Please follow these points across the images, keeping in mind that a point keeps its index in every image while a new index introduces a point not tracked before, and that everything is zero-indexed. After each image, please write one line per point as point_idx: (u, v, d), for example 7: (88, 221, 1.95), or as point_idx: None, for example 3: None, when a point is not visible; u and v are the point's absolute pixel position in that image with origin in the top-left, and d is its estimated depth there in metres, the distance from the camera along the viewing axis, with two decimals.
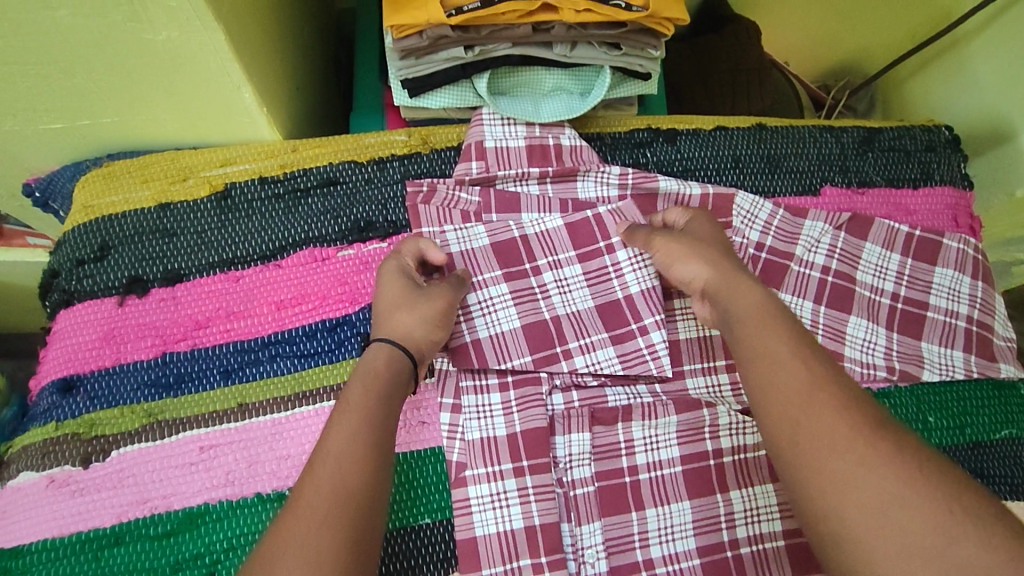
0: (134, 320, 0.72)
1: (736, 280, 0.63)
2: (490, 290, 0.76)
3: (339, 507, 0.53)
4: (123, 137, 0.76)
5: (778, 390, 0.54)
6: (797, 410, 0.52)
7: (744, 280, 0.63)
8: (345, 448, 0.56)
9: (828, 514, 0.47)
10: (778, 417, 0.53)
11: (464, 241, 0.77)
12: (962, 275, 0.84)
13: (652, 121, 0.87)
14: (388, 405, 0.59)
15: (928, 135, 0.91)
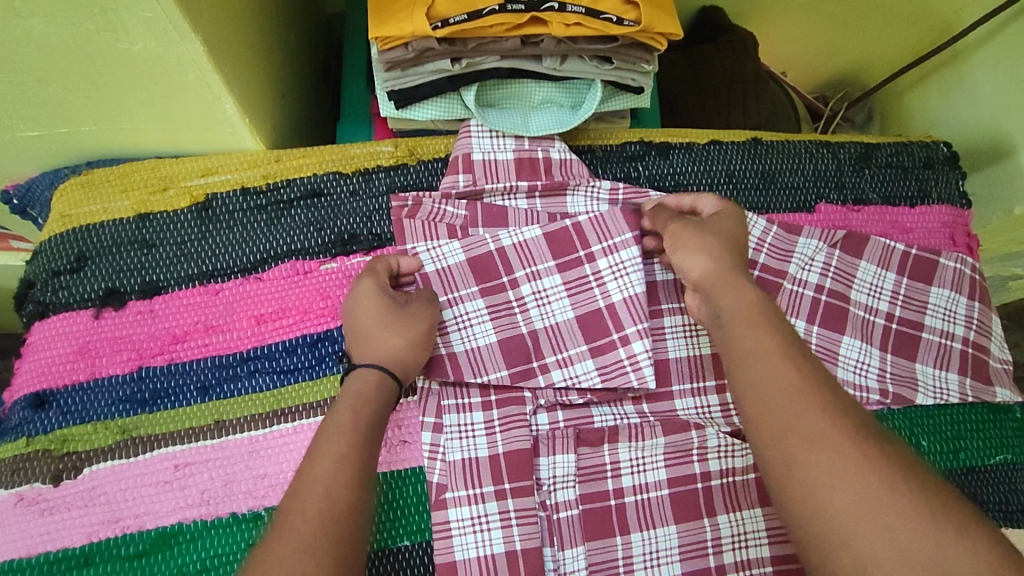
0: (109, 333, 0.71)
1: (732, 282, 0.61)
2: (463, 305, 0.74)
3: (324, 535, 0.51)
4: (103, 145, 0.74)
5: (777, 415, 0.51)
6: (790, 428, 0.50)
7: (739, 279, 0.61)
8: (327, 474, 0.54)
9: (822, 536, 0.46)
10: (778, 441, 0.50)
11: (437, 260, 0.75)
12: (959, 296, 0.82)
13: (645, 134, 0.85)
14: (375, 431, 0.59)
15: (925, 152, 0.89)
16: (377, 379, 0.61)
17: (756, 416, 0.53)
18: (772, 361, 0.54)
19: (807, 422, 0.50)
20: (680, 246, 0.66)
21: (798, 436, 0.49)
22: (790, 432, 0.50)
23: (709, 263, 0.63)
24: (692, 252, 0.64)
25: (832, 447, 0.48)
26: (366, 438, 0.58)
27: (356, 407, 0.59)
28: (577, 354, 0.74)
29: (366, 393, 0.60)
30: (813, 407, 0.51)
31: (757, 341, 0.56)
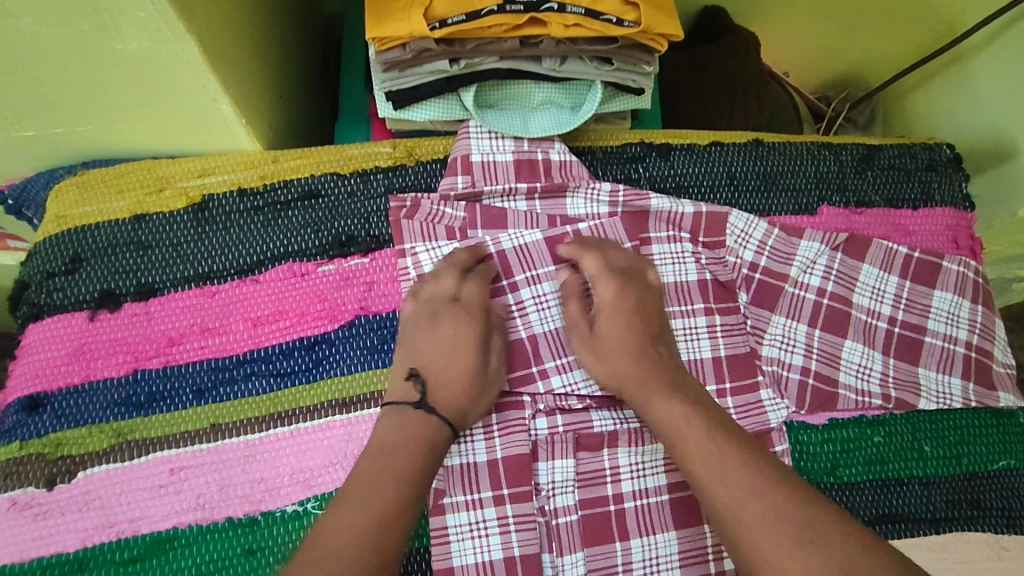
0: (104, 335, 0.70)
1: (657, 388, 0.66)
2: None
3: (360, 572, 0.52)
4: (98, 146, 0.73)
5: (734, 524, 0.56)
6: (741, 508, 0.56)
7: (654, 382, 0.66)
8: (369, 514, 0.56)
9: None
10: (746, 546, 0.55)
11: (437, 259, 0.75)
12: (962, 299, 0.81)
13: (645, 135, 0.84)
14: (415, 444, 0.61)
15: (928, 154, 0.88)
16: (431, 420, 0.63)
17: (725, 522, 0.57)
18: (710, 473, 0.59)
19: (758, 517, 0.55)
20: (604, 349, 0.69)
21: (757, 544, 0.55)
22: (753, 541, 0.55)
23: (636, 374, 0.67)
24: (620, 352, 0.68)
25: (789, 543, 0.53)
26: (417, 477, 0.59)
27: (411, 445, 0.61)
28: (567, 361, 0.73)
29: (421, 433, 0.62)
30: (761, 508, 0.56)
31: (688, 447, 0.61)
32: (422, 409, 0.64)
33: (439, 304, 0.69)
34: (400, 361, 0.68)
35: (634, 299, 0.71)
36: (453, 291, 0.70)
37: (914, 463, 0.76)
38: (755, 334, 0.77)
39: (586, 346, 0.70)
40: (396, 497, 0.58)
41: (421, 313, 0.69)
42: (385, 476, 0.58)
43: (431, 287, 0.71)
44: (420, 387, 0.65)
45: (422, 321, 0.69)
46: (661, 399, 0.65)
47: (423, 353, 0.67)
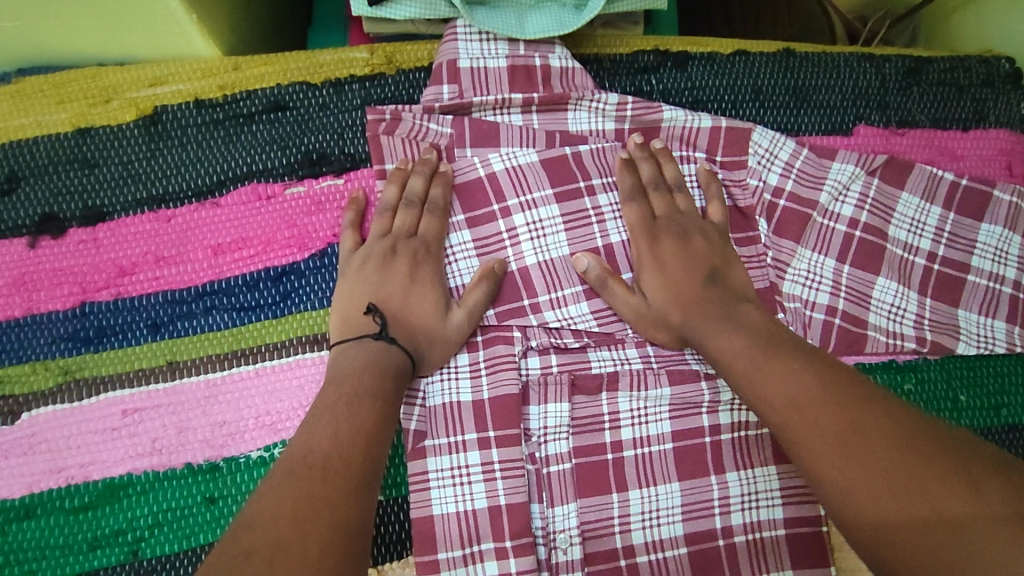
0: (49, 264, 0.63)
1: (708, 317, 0.61)
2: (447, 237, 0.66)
3: (331, 486, 0.48)
4: (31, 50, 0.64)
5: (796, 450, 0.52)
6: (790, 425, 0.52)
7: (702, 303, 0.62)
8: (342, 430, 0.52)
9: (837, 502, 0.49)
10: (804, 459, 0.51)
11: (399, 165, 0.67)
12: (1013, 233, 0.72)
13: (660, 43, 0.74)
14: (376, 375, 0.56)
15: (986, 68, 0.77)
16: (391, 349, 0.58)
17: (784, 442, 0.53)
18: (782, 407, 0.53)
19: (812, 431, 0.51)
20: (648, 280, 0.64)
21: (818, 459, 0.50)
22: (812, 453, 0.50)
23: (680, 304, 0.62)
24: (671, 304, 0.63)
25: (847, 457, 0.49)
26: (390, 400, 0.55)
27: (371, 370, 0.56)
28: (626, 279, 0.67)
29: (382, 360, 0.57)
30: (807, 415, 0.52)
31: (743, 378, 0.56)
32: (382, 339, 0.58)
33: (396, 237, 0.64)
34: (352, 295, 0.61)
35: (680, 240, 0.65)
36: (412, 221, 0.64)
37: (947, 414, 0.68)
38: (777, 267, 0.69)
39: (634, 312, 0.63)
40: (366, 418, 0.53)
41: (375, 243, 0.63)
42: (354, 394, 0.54)
43: (387, 215, 0.64)
44: (379, 321, 0.59)
45: (377, 251, 0.63)
46: (712, 328, 0.60)
47: (379, 284, 0.61)
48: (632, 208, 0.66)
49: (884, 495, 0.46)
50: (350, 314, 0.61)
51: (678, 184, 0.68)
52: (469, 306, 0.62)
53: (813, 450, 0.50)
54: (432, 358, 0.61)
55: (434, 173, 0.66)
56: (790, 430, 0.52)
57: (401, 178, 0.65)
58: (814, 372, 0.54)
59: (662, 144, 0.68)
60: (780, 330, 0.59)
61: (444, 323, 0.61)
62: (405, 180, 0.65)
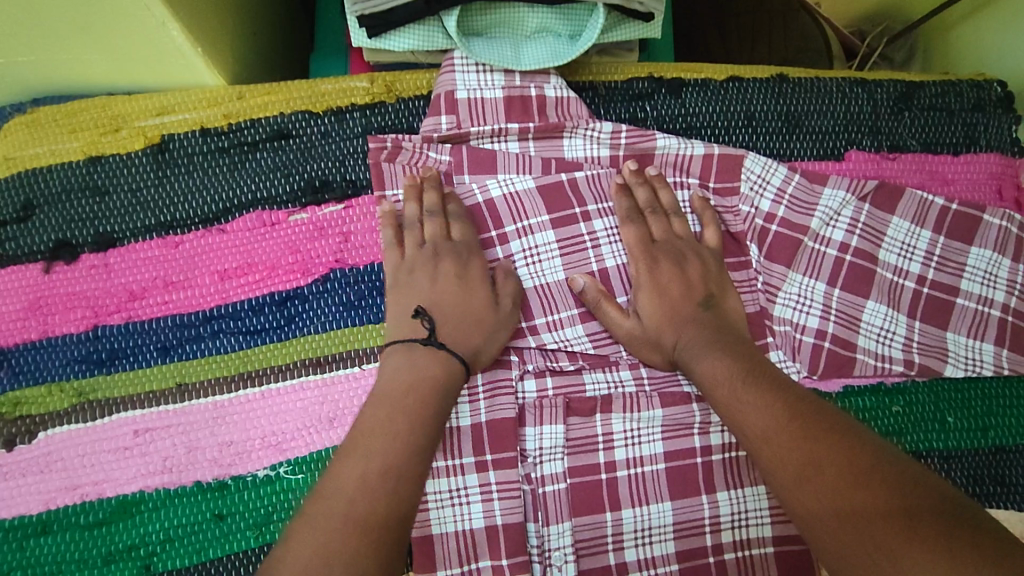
0: (62, 288, 0.66)
1: (696, 344, 0.63)
2: None
3: (354, 529, 0.48)
4: (44, 81, 0.67)
5: (770, 477, 0.54)
6: (763, 452, 0.55)
7: (691, 330, 0.64)
8: (373, 464, 0.52)
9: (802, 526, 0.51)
10: (776, 486, 0.53)
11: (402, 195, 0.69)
12: (1002, 257, 0.73)
13: (655, 69, 0.76)
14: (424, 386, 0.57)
15: (976, 92, 0.78)
16: (442, 355, 0.59)
17: (761, 468, 0.55)
18: (756, 432, 0.56)
19: (782, 459, 0.53)
20: (644, 302, 0.66)
21: (786, 488, 0.52)
22: (781, 481, 0.53)
23: (672, 329, 0.64)
24: (664, 328, 0.65)
25: (811, 487, 0.51)
26: (431, 419, 0.56)
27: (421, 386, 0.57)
28: (621, 302, 0.68)
29: (430, 366, 0.59)
30: (780, 444, 0.54)
31: (724, 405, 0.59)
32: (431, 345, 0.60)
33: (434, 246, 0.65)
34: (401, 301, 0.63)
35: (677, 265, 0.66)
36: (443, 229, 0.66)
37: (935, 436, 0.70)
38: (767, 292, 0.70)
39: (628, 334, 0.65)
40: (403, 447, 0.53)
41: (415, 254, 0.65)
42: (391, 420, 0.55)
43: (416, 229, 0.66)
44: (427, 325, 0.61)
45: (421, 259, 0.64)
46: (698, 355, 0.62)
47: (428, 292, 0.63)
48: (629, 230, 0.68)
49: (836, 523, 0.48)
50: (400, 316, 0.63)
51: (674, 209, 0.70)
52: (510, 295, 0.65)
53: (782, 478, 0.53)
54: (486, 353, 0.63)
55: (442, 187, 0.68)
56: (764, 455, 0.54)
57: (415, 192, 0.67)
58: (791, 402, 0.56)
59: (656, 172, 0.70)
60: (766, 363, 0.61)
61: (495, 313, 0.64)
62: (420, 194, 0.67)
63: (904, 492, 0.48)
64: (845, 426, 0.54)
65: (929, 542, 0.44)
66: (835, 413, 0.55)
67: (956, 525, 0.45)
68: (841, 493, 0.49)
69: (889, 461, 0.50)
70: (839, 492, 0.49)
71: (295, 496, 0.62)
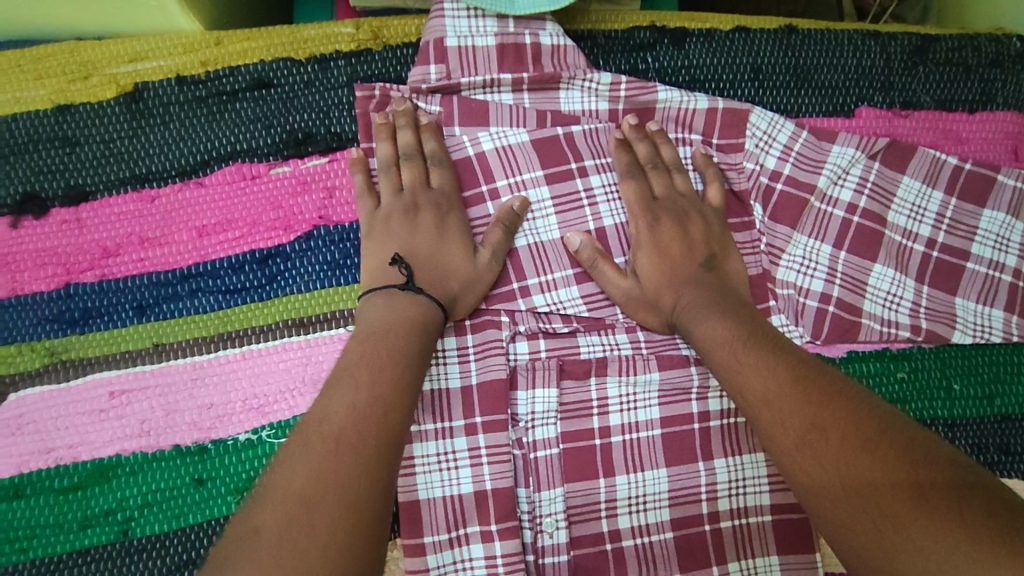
0: (31, 244, 0.63)
1: (696, 306, 0.60)
2: None
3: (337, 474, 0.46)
4: (9, 22, 0.63)
5: (769, 441, 0.52)
6: (763, 417, 0.52)
7: (690, 291, 0.61)
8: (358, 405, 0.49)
9: (802, 491, 0.49)
10: (775, 450, 0.51)
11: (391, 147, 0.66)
12: (1015, 220, 0.70)
13: (657, 18, 0.72)
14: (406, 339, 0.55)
15: (995, 47, 0.74)
16: (420, 300, 0.57)
17: (759, 433, 0.53)
18: (756, 395, 0.53)
19: (783, 422, 0.51)
20: (643, 261, 0.63)
21: (786, 452, 0.50)
22: (782, 445, 0.50)
23: (671, 290, 0.62)
24: (662, 289, 0.62)
25: (812, 451, 0.49)
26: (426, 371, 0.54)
27: (399, 328, 0.55)
28: (619, 263, 0.65)
29: (410, 315, 0.56)
30: (781, 407, 0.51)
31: (723, 368, 0.56)
32: (409, 291, 0.58)
33: (413, 191, 0.62)
34: (377, 248, 0.61)
35: (679, 223, 0.64)
36: (421, 175, 0.63)
37: (939, 403, 0.68)
38: (771, 253, 0.67)
39: (624, 294, 0.63)
40: (386, 387, 0.51)
41: (392, 200, 0.62)
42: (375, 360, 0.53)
43: (392, 173, 0.63)
44: (405, 271, 0.58)
45: (398, 206, 0.62)
46: (698, 317, 0.59)
47: (407, 238, 0.60)
48: (629, 185, 0.65)
49: (841, 487, 0.46)
50: (377, 265, 0.60)
51: (677, 165, 0.66)
52: (492, 245, 0.62)
53: (782, 441, 0.50)
54: (464, 303, 0.61)
55: (419, 123, 0.64)
56: (764, 419, 0.52)
57: (388, 133, 0.64)
58: (794, 365, 0.54)
59: (658, 127, 0.67)
60: (769, 327, 0.59)
61: (474, 265, 0.61)
62: (395, 134, 0.64)
63: (912, 455, 0.46)
64: (853, 393, 0.51)
65: (940, 507, 0.42)
66: (843, 379, 0.53)
67: (971, 496, 0.42)
68: (845, 457, 0.47)
69: (897, 424, 0.48)
70: (843, 456, 0.47)
71: None
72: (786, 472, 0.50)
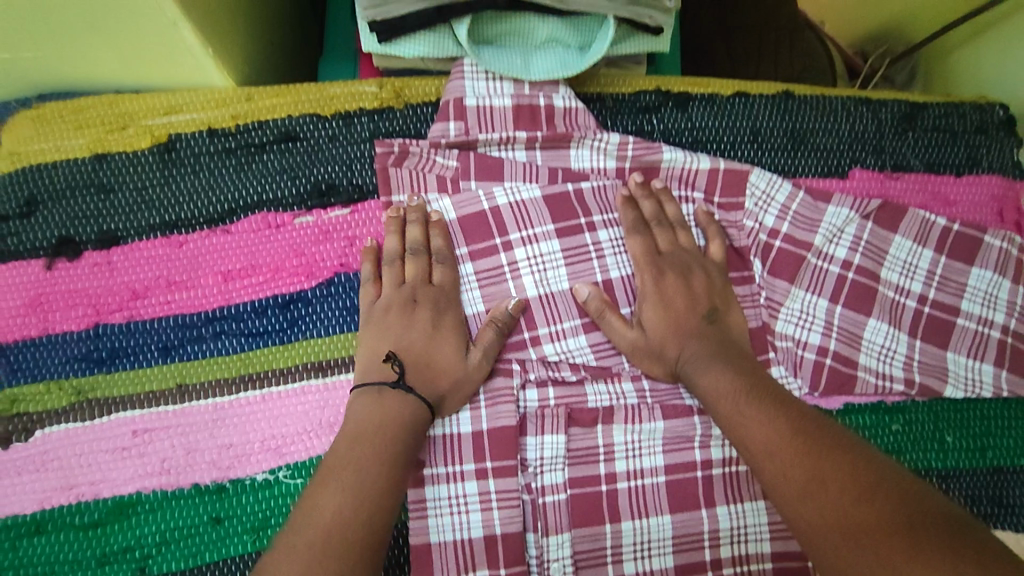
0: (64, 285, 0.65)
1: (700, 358, 0.63)
2: None
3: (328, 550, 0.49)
4: (54, 77, 0.67)
5: (774, 492, 0.54)
6: (766, 468, 0.55)
7: (695, 344, 0.64)
8: (348, 498, 0.52)
9: (806, 540, 0.50)
10: (780, 500, 0.53)
11: None
12: (1002, 278, 0.74)
13: (662, 82, 0.76)
14: (399, 434, 0.57)
15: (979, 114, 0.79)
16: (409, 400, 0.59)
17: (763, 483, 0.55)
18: (758, 447, 0.56)
19: (786, 473, 0.53)
20: (649, 313, 0.66)
21: (790, 503, 0.52)
22: (785, 497, 0.53)
23: (676, 343, 0.65)
24: (668, 340, 0.65)
25: (815, 502, 0.51)
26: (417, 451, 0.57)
27: (389, 424, 0.57)
28: (625, 313, 0.68)
29: (398, 412, 0.58)
30: (783, 459, 0.54)
31: (728, 420, 0.59)
32: (400, 390, 0.59)
33: (413, 286, 0.65)
34: (373, 341, 0.63)
35: (682, 277, 0.67)
36: (424, 271, 0.66)
37: (933, 455, 0.70)
38: (770, 308, 0.71)
39: (631, 345, 0.65)
40: (372, 487, 0.53)
41: (393, 292, 0.64)
42: (359, 461, 0.54)
43: (396, 267, 0.66)
44: (399, 368, 0.60)
45: (398, 299, 0.64)
46: (704, 370, 0.62)
47: (403, 332, 0.62)
48: (635, 241, 0.68)
49: (843, 537, 0.48)
50: (371, 359, 0.62)
51: (680, 221, 0.70)
52: (484, 346, 0.64)
53: (785, 492, 0.53)
54: (452, 401, 0.62)
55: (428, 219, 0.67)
56: (768, 470, 0.54)
57: (398, 226, 0.67)
58: (795, 417, 0.56)
59: (662, 185, 0.71)
60: (770, 380, 0.61)
61: (467, 360, 0.63)
62: (403, 228, 0.67)
63: (907, 505, 0.48)
64: (851, 445, 0.54)
65: (933, 554, 0.44)
66: (841, 432, 0.55)
67: (962, 544, 0.45)
68: (847, 508, 0.49)
69: (892, 476, 0.51)
70: (843, 506, 0.49)
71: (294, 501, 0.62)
72: (790, 522, 0.52)
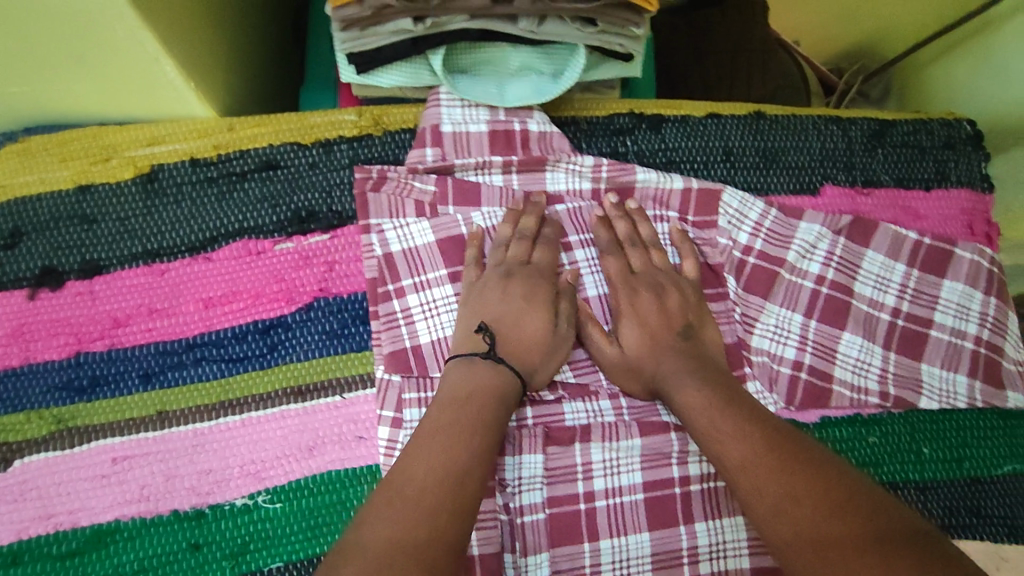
0: (45, 315, 0.66)
1: (675, 374, 0.63)
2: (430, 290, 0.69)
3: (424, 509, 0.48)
4: (38, 111, 0.68)
5: (749, 505, 0.54)
6: (742, 482, 0.55)
7: (671, 360, 0.65)
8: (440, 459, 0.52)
9: (779, 553, 0.51)
10: (754, 514, 0.54)
11: (404, 240, 0.70)
12: (973, 290, 0.75)
13: (636, 105, 0.78)
14: (491, 404, 0.58)
15: (947, 130, 0.81)
16: (501, 370, 0.61)
17: (739, 497, 0.56)
18: (733, 462, 0.56)
19: (761, 488, 0.54)
20: (625, 331, 0.67)
21: (764, 516, 0.53)
22: (759, 510, 0.53)
23: (652, 359, 0.65)
24: (644, 357, 0.66)
25: (788, 516, 0.51)
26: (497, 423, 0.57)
27: (481, 390, 0.59)
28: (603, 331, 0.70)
29: (493, 382, 0.60)
30: (757, 473, 0.54)
31: (704, 436, 0.59)
32: (490, 360, 0.61)
33: (512, 263, 0.67)
34: (465, 318, 0.65)
35: (657, 294, 0.68)
36: (526, 250, 0.68)
37: (910, 466, 0.70)
38: (745, 323, 0.71)
39: (608, 363, 0.66)
40: (463, 449, 0.53)
41: (493, 270, 0.67)
42: (453, 424, 0.55)
43: (503, 248, 0.69)
44: (489, 339, 0.62)
45: (497, 276, 0.67)
46: (679, 386, 0.62)
47: (494, 306, 0.65)
48: (611, 260, 0.70)
49: (814, 552, 0.48)
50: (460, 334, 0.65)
51: (654, 241, 0.71)
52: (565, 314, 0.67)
53: (759, 507, 0.53)
54: (543, 372, 0.65)
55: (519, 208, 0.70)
56: (745, 484, 0.55)
57: (513, 217, 0.70)
58: (769, 432, 0.57)
59: (636, 206, 0.72)
60: (745, 395, 0.62)
61: (553, 333, 0.65)
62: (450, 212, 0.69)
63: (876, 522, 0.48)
64: (824, 459, 0.54)
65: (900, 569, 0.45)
66: (815, 447, 0.56)
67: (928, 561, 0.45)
68: (817, 522, 0.50)
69: (865, 492, 0.51)
70: (815, 521, 0.50)
71: (272, 526, 0.62)
72: (764, 535, 0.52)
